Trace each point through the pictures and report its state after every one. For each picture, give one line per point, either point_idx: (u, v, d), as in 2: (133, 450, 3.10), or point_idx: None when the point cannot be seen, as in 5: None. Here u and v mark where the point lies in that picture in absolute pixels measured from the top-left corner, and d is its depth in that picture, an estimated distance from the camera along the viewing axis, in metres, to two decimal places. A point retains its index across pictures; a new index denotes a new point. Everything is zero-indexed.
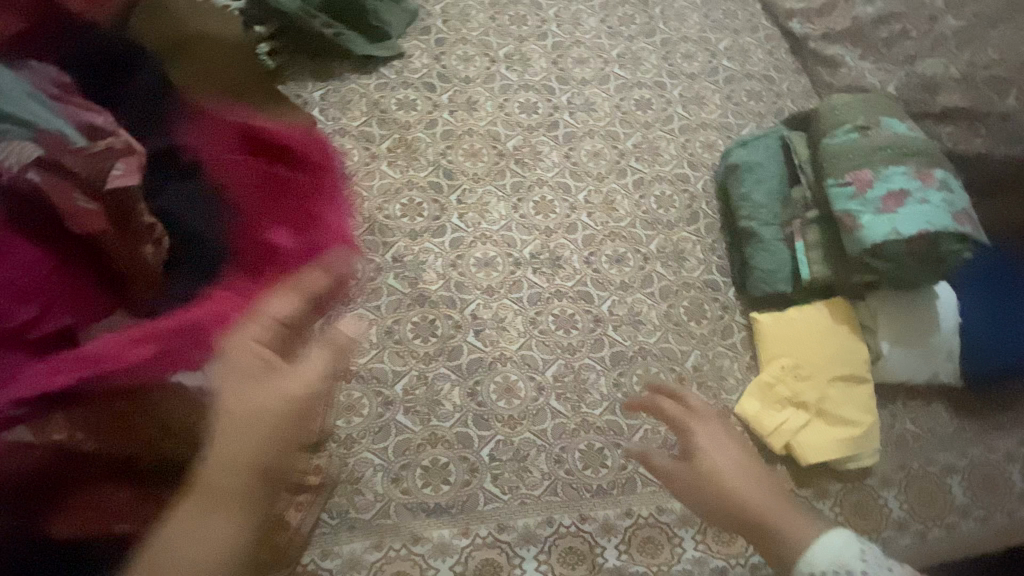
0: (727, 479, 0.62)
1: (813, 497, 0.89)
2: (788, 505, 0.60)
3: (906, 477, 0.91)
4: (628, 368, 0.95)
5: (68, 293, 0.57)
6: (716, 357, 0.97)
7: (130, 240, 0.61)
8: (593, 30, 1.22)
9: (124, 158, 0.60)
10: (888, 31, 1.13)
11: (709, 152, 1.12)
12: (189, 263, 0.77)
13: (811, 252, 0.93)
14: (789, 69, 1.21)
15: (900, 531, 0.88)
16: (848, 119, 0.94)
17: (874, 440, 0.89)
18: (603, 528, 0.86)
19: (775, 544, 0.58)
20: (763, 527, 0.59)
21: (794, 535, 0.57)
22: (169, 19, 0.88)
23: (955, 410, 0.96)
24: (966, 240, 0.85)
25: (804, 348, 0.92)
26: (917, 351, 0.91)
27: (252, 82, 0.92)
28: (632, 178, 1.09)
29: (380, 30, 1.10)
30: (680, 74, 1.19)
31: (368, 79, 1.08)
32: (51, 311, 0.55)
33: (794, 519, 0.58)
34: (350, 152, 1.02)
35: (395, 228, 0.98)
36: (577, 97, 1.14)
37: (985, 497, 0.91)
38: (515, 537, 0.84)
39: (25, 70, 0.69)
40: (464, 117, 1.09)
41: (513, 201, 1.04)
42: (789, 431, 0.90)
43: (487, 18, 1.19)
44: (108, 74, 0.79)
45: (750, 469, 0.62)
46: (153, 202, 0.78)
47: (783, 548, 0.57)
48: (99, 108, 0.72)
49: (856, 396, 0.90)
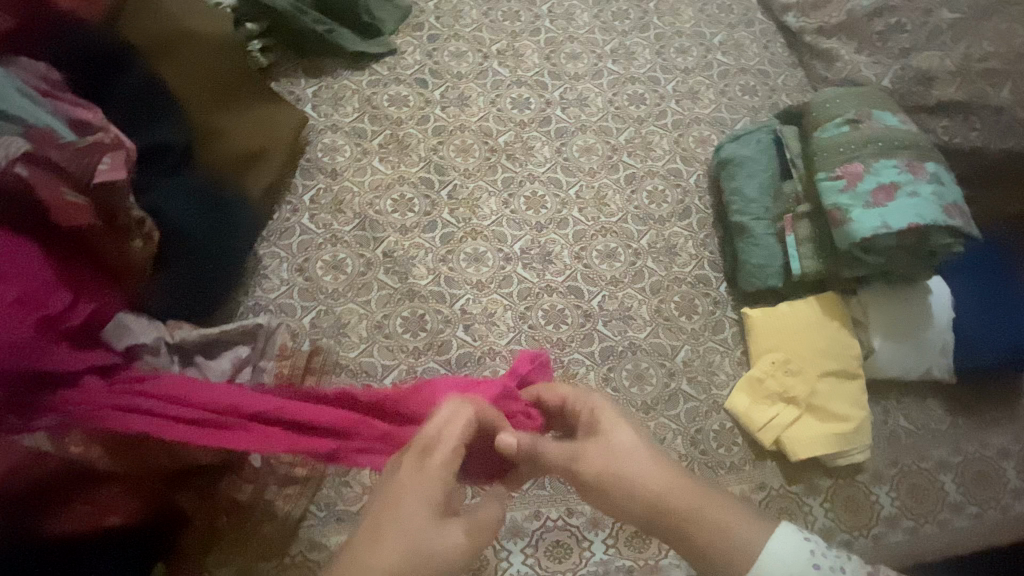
0: (626, 475, 0.64)
1: (802, 493, 0.89)
2: (714, 500, 0.63)
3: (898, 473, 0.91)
4: (617, 363, 0.95)
5: (88, 287, 0.70)
6: (707, 352, 0.97)
7: (119, 237, 0.72)
8: (586, 25, 1.21)
9: (112, 153, 0.71)
10: (883, 24, 1.11)
11: (702, 147, 1.11)
12: (177, 258, 0.81)
13: (802, 246, 0.92)
14: (785, 64, 1.20)
15: (890, 527, 0.88)
16: (840, 113, 0.93)
17: (865, 436, 0.88)
18: (590, 522, 0.86)
19: (703, 540, 0.61)
20: (689, 522, 0.62)
21: (724, 532, 0.60)
22: (158, 11, 0.86)
23: (949, 406, 0.95)
24: (957, 234, 0.84)
25: (794, 343, 0.92)
26: (909, 346, 0.91)
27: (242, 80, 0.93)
28: (624, 173, 1.08)
29: (372, 26, 1.10)
30: (673, 69, 1.18)
31: (361, 75, 1.09)
32: (77, 302, 0.68)
33: (723, 515, 0.61)
34: (342, 148, 1.03)
35: (386, 223, 0.99)
36: (570, 92, 1.14)
37: (978, 494, 0.90)
38: (502, 530, 0.84)
39: (15, 68, 0.73)
40: (456, 113, 1.09)
41: (504, 197, 1.04)
42: (779, 426, 0.89)
43: (480, 14, 1.19)
44: (98, 70, 0.80)
45: (653, 462, 0.65)
46: (141, 197, 0.79)
47: (715, 545, 0.60)
48: (85, 103, 0.76)
49: (847, 392, 0.90)
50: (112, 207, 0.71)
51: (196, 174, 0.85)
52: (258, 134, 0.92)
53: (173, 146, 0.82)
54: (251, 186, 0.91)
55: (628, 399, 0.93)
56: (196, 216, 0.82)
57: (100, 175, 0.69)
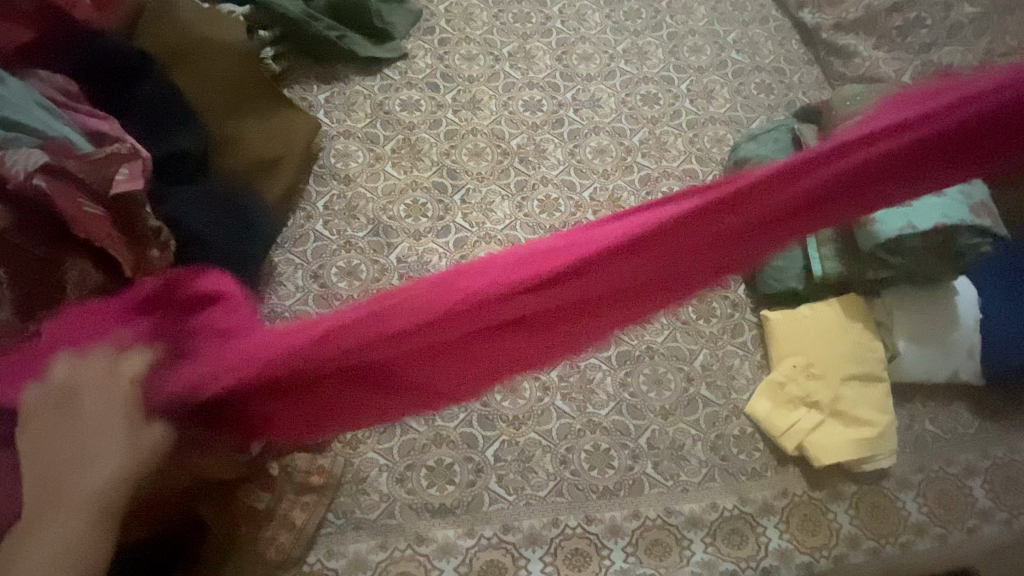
0: None
1: (827, 499, 0.87)
2: None
3: (925, 479, 0.89)
4: (634, 368, 0.94)
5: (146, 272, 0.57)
6: (726, 356, 0.95)
7: (138, 244, 0.73)
8: (598, 26, 1.20)
9: (129, 163, 0.73)
10: (902, 19, 1.09)
11: (718, 147, 1.10)
12: (193, 264, 0.79)
13: (823, 247, 0.91)
14: (801, 61, 1.18)
15: (918, 534, 0.85)
16: (861, 110, 0.92)
17: (890, 440, 0.87)
18: (610, 529, 0.84)
19: None
20: None
21: None
22: (173, 23, 0.87)
23: (975, 409, 0.93)
24: (985, 234, 0.81)
25: (815, 346, 0.90)
26: (932, 348, 0.90)
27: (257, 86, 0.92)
28: (639, 175, 1.07)
29: (384, 31, 1.10)
30: (687, 69, 1.17)
31: (373, 80, 1.09)
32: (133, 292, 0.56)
33: None
34: (355, 153, 1.03)
35: (399, 229, 0.98)
36: (583, 94, 1.13)
37: (1008, 499, 0.88)
38: (520, 538, 0.83)
39: (33, 80, 0.73)
40: (468, 116, 1.09)
41: (518, 200, 1.03)
42: (801, 431, 0.87)
43: (490, 16, 1.18)
44: (114, 81, 0.80)
45: None
46: (159, 207, 0.79)
47: None
48: (102, 114, 0.77)
49: (872, 396, 0.88)
50: (129, 216, 0.72)
51: (213, 182, 0.85)
52: (274, 143, 0.92)
53: (191, 155, 0.82)
54: (267, 196, 0.91)
55: (645, 404, 0.92)
56: (213, 222, 0.81)
57: (118, 185, 0.70)
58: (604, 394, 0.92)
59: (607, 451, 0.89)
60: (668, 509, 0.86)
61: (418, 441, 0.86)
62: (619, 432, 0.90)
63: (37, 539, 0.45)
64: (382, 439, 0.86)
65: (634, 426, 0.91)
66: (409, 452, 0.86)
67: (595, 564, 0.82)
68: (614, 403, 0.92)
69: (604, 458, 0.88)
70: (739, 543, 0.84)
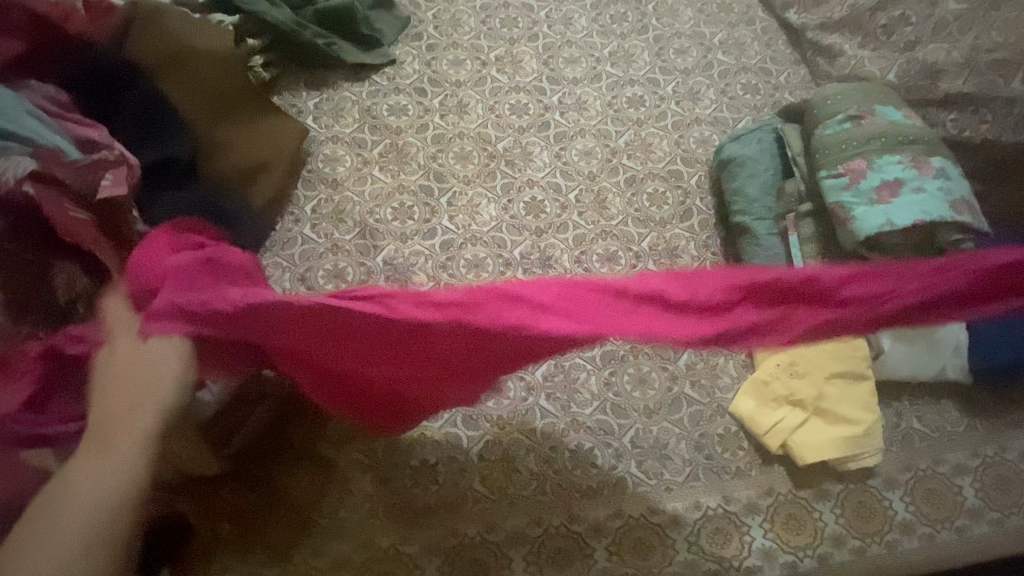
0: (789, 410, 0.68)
1: (812, 499, 0.87)
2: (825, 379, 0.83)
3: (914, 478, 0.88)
4: (619, 368, 0.94)
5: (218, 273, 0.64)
6: (710, 355, 0.95)
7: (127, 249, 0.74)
8: (584, 30, 1.21)
9: (113, 169, 0.74)
10: (887, 17, 1.09)
11: (703, 148, 1.10)
12: None
13: (805, 246, 0.91)
14: (787, 61, 1.19)
15: (905, 533, 0.85)
16: (841, 109, 0.92)
17: (875, 438, 0.86)
18: (593, 529, 0.85)
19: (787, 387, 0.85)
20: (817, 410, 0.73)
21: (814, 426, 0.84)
22: (164, 32, 0.87)
23: (965, 408, 0.92)
24: (968, 231, 0.77)
25: (800, 345, 0.90)
26: (918, 346, 0.89)
27: (244, 94, 0.95)
28: (624, 176, 1.07)
29: (372, 38, 1.12)
30: (673, 70, 1.18)
31: (361, 87, 1.11)
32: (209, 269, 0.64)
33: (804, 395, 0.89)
34: (343, 158, 1.05)
35: (386, 232, 1.00)
36: (569, 97, 1.14)
37: (998, 499, 0.87)
38: (503, 538, 0.83)
39: (26, 90, 0.75)
40: (455, 120, 1.10)
41: (504, 203, 1.04)
42: (785, 429, 0.87)
43: (478, 22, 1.20)
44: (108, 92, 0.83)
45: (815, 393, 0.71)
46: (148, 213, 0.82)
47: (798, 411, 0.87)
48: (92, 122, 0.79)
49: (858, 395, 0.87)
50: (114, 221, 0.73)
51: (202, 186, 0.86)
52: (262, 149, 0.95)
53: (178, 160, 0.84)
54: (255, 200, 0.93)
55: (629, 403, 0.92)
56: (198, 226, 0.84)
57: (102, 190, 0.72)
58: (588, 394, 0.93)
59: (591, 451, 0.89)
60: (652, 508, 0.86)
61: (402, 442, 0.87)
62: (603, 431, 0.91)
63: (67, 494, 0.54)
64: (366, 440, 0.87)
65: (618, 426, 0.91)
66: (394, 452, 0.87)
67: (579, 564, 0.82)
68: (598, 402, 0.92)
69: (588, 457, 0.89)
70: (723, 542, 0.84)
